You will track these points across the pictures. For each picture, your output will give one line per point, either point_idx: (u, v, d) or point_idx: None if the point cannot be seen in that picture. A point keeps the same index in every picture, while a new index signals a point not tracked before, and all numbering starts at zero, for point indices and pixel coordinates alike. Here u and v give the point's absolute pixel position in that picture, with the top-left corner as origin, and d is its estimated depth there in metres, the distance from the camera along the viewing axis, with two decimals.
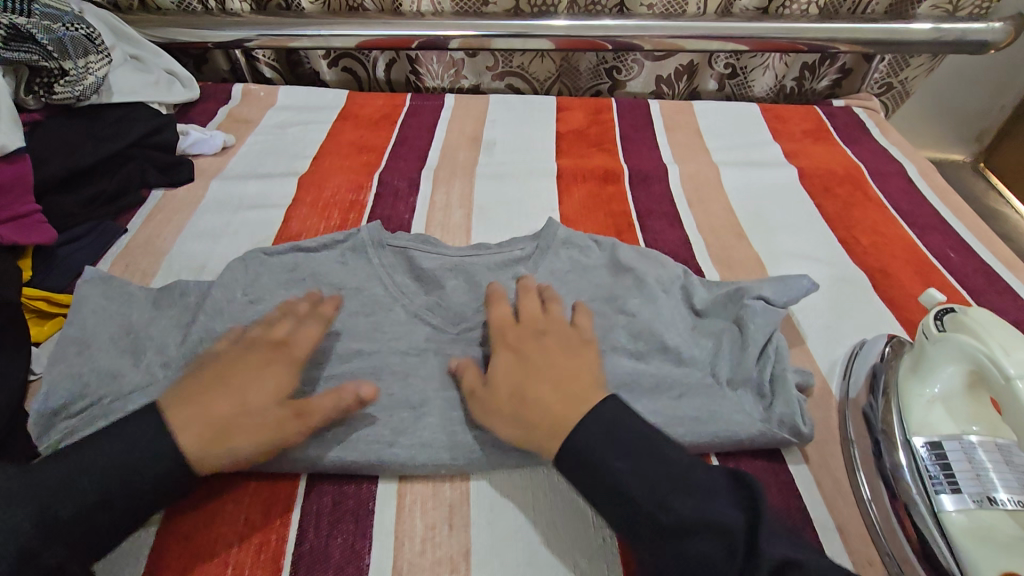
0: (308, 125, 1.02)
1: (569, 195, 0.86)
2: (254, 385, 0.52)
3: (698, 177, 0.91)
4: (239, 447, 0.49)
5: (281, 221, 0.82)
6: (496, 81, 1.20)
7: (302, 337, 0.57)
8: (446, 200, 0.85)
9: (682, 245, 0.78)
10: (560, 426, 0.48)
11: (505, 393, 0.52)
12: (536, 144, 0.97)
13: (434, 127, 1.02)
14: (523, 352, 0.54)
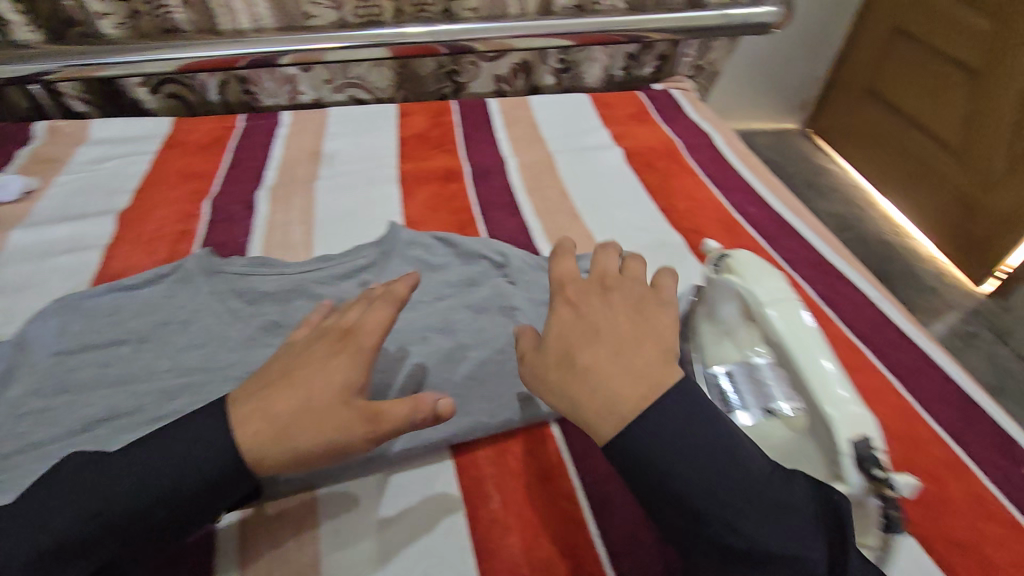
0: (128, 157, 0.95)
1: (412, 198, 0.90)
2: (318, 373, 0.48)
3: (532, 170, 0.98)
4: (301, 444, 0.45)
5: (101, 263, 0.77)
6: (338, 94, 1.19)
7: (371, 320, 0.51)
8: (285, 219, 0.84)
9: (520, 230, 0.86)
10: (614, 406, 0.43)
11: (554, 361, 0.47)
12: (377, 151, 0.99)
13: (268, 144, 0.99)
14: (589, 318, 0.49)
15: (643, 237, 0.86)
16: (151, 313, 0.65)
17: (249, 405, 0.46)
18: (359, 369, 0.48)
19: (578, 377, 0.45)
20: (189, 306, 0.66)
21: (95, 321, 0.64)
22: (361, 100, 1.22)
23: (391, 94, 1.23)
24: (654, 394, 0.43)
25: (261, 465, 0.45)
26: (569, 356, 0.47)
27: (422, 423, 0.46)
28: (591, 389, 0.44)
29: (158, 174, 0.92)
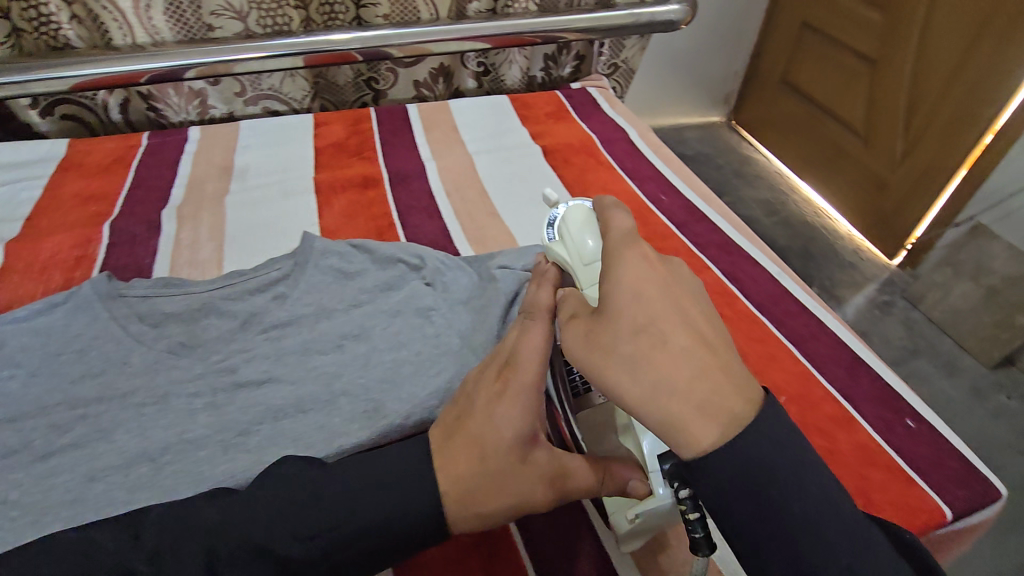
0: (263, 125, 0.98)
1: (527, 190, 0.89)
2: (485, 422, 0.46)
3: (642, 169, 0.96)
4: (493, 510, 0.45)
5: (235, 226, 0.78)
6: (443, 86, 1.22)
7: (528, 348, 0.48)
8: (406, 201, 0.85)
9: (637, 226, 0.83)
10: (717, 408, 0.36)
11: (631, 330, 0.38)
12: (494, 142, 1.00)
13: (407, 131, 1.01)
14: (671, 292, 0.40)
15: (767, 251, 0.80)
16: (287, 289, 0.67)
17: (450, 468, 0.45)
18: (533, 420, 0.46)
19: (675, 367, 0.36)
20: (320, 286, 0.68)
21: (233, 291, 0.67)
22: (458, 92, 1.27)
23: (479, 86, 1.27)
24: (750, 406, 0.36)
25: (457, 525, 0.44)
26: (657, 331, 0.38)
27: (608, 490, 0.49)
28: (680, 386, 0.36)
29: (302, 149, 0.94)
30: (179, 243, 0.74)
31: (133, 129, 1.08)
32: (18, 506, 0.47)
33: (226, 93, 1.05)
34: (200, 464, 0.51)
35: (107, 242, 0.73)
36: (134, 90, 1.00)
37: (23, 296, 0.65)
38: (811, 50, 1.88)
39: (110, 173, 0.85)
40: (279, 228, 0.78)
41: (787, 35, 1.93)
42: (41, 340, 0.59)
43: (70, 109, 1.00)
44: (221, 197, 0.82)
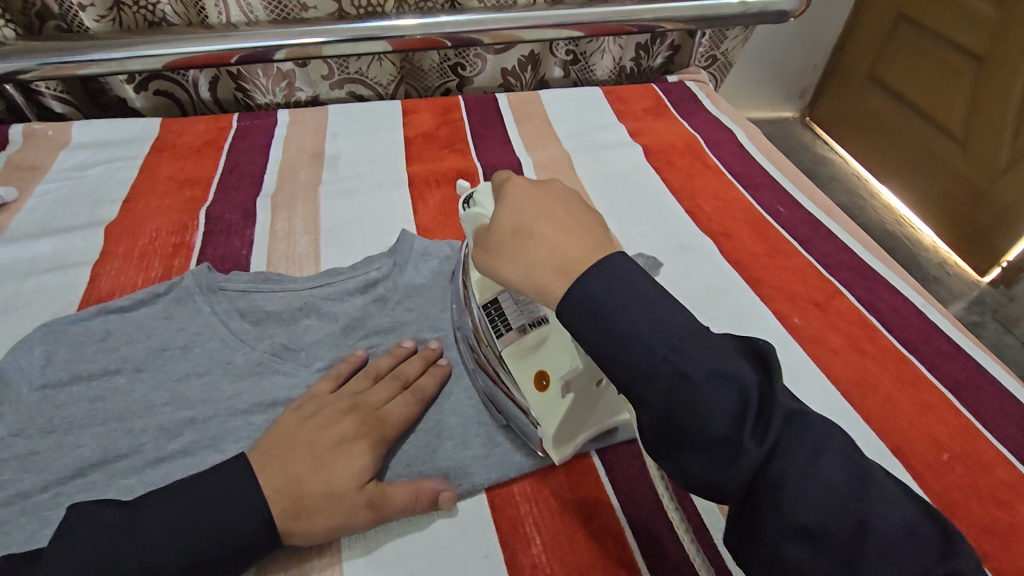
0: (350, 112, 0.94)
1: (630, 193, 0.83)
2: (337, 456, 0.46)
3: (755, 175, 0.87)
4: (316, 527, 0.43)
5: (326, 218, 0.74)
6: (530, 74, 1.16)
7: (398, 408, 0.51)
8: None
9: (755, 241, 0.75)
10: (568, 262, 0.38)
11: (508, 230, 0.43)
12: (589, 139, 0.94)
13: (498, 123, 0.95)
14: (540, 196, 0.44)
15: (906, 277, 0.73)
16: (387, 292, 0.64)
17: (271, 475, 0.44)
18: (376, 457, 0.47)
19: (530, 244, 0.41)
20: (421, 289, 0.64)
21: (332, 291, 0.63)
22: (544, 81, 1.20)
23: (567, 75, 1.21)
24: (599, 253, 0.38)
25: (294, 536, 0.43)
26: (524, 226, 0.42)
27: (421, 509, 0.46)
28: (534, 259, 0.40)
29: (392, 138, 0.90)
30: (274, 234, 0.71)
31: (220, 107, 1.07)
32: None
33: (313, 75, 1.02)
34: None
35: (203, 229, 0.71)
36: (224, 70, 0.98)
37: (123, 284, 0.64)
38: (908, 48, 1.62)
39: (203, 156, 0.83)
40: (374, 224, 0.74)
41: (878, 27, 1.67)
42: (146, 333, 0.57)
43: (163, 85, 0.98)
44: (315, 187, 0.79)
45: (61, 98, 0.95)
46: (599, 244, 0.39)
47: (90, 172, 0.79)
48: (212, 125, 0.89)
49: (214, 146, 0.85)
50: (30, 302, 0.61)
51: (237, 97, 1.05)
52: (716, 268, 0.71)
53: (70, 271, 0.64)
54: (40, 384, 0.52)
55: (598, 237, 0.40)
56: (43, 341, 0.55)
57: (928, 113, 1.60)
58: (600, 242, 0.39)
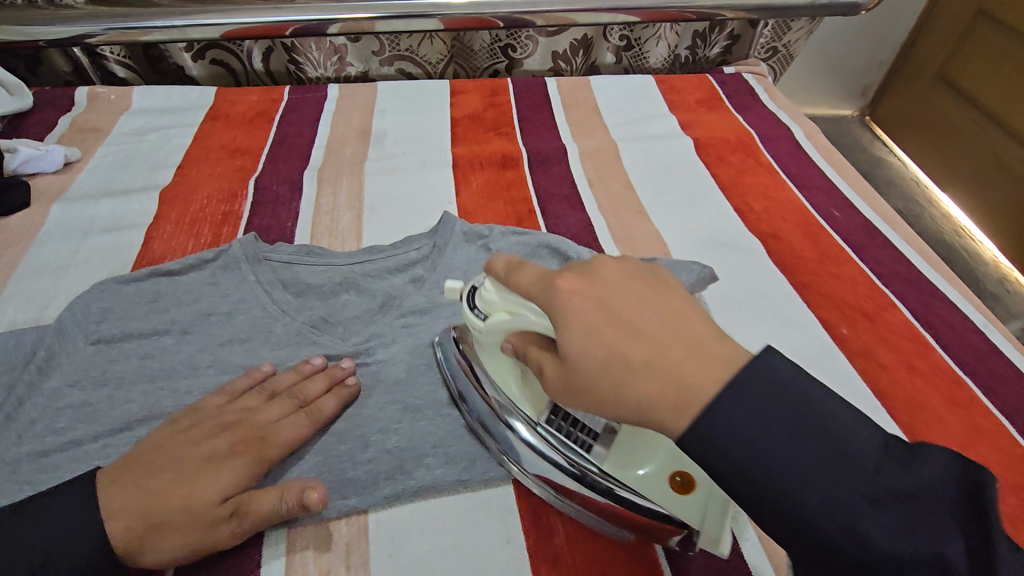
0: (400, 90, 0.94)
1: (678, 188, 0.80)
2: (197, 476, 0.44)
3: (810, 176, 0.83)
4: (169, 549, 0.42)
5: (369, 196, 0.75)
6: (581, 58, 1.14)
7: (286, 428, 0.49)
8: (545, 187, 0.79)
9: (805, 244, 0.72)
10: (689, 394, 0.33)
11: (589, 354, 0.36)
12: (638, 129, 0.91)
13: (545, 107, 0.94)
14: (608, 300, 0.37)
15: (968, 294, 0.69)
16: (426, 273, 0.64)
17: (117, 493, 0.42)
18: (254, 471, 0.46)
19: (631, 370, 0.34)
20: (459, 271, 0.64)
21: (372, 268, 0.64)
22: (594, 67, 1.17)
23: (618, 62, 1.17)
24: (722, 373, 0.33)
25: (146, 557, 0.41)
26: (614, 349, 0.35)
27: (289, 514, 0.44)
28: (643, 383, 0.34)
29: (439, 118, 0.89)
30: (319, 209, 0.72)
31: (273, 79, 1.08)
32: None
33: (364, 51, 1.03)
34: (342, 458, 0.49)
35: (252, 199, 0.72)
36: (278, 42, 0.99)
37: (174, 248, 0.66)
38: (983, 46, 1.52)
39: (255, 126, 0.85)
40: (416, 203, 0.74)
41: (953, 25, 1.58)
42: (194, 297, 0.59)
43: (219, 54, 1.00)
44: (361, 164, 0.80)
45: (124, 63, 0.98)
46: (719, 359, 0.34)
47: (148, 137, 0.81)
48: (264, 97, 0.90)
49: (265, 117, 0.87)
50: (88, 260, 0.63)
51: (289, 70, 1.06)
52: (761, 270, 0.69)
53: (125, 232, 0.67)
54: (94, 339, 0.54)
55: (717, 350, 0.34)
56: (99, 297, 0.57)
57: (998, 116, 1.50)
58: (715, 354, 0.34)
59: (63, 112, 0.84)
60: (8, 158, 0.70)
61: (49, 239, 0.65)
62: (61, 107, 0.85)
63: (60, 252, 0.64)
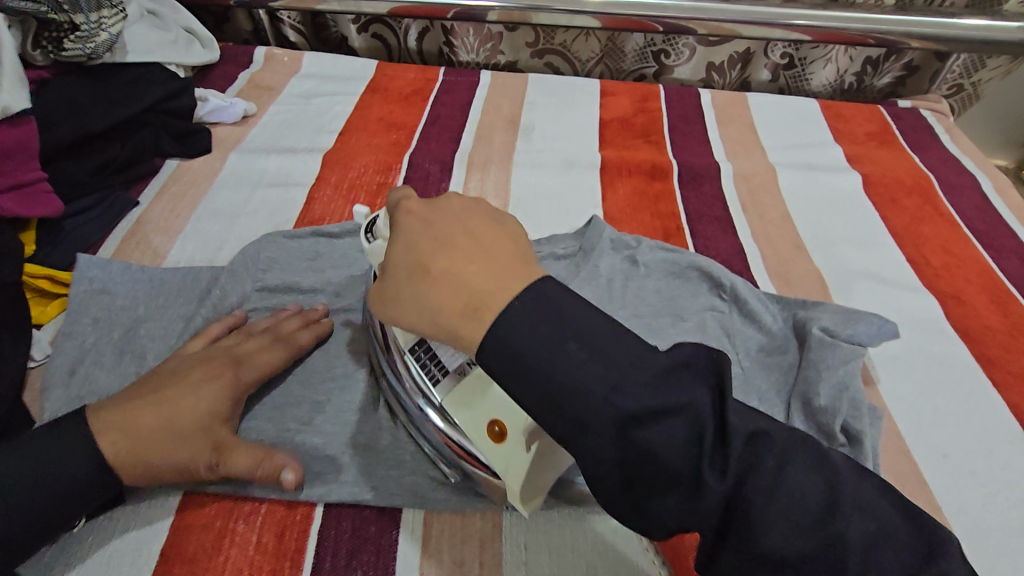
0: (551, 86, 0.93)
1: (840, 227, 0.73)
2: (184, 399, 0.44)
3: (999, 235, 0.74)
4: (153, 468, 0.42)
5: (514, 189, 0.74)
6: (736, 73, 1.08)
7: (261, 360, 0.48)
8: (694, 204, 0.75)
9: (988, 311, 0.64)
10: (478, 301, 0.32)
11: (404, 270, 0.35)
12: (795, 155, 0.85)
13: (698, 120, 0.89)
14: (432, 220, 0.36)
15: None
16: (570, 276, 0.62)
17: (109, 413, 0.43)
18: (233, 400, 0.46)
19: (438, 283, 0.33)
20: (604, 279, 0.62)
21: None
22: (748, 83, 1.10)
23: (775, 81, 1.09)
24: (510, 282, 0.32)
25: (127, 474, 0.42)
26: (425, 261, 0.34)
27: (263, 480, 0.43)
28: (442, 284, 0.33)
29: (588, 117, 0.88)
30: (467, 193, 0.73)
31: (424, 59, 1.10)
32: (320, 435, 0.48)
33: (518, 40, 1.03)
34: None
35: (405, 174, 0.74)
36: (438, 24, 1.01)
37: (332, 211, 0.68)
38: None
39: (410, 103, 0.87)
40: (562, 201, 0.73)
41: None
42: (349, 262, 0.60)
43: (381, 29, 1.04)
44: (509, 154, 0.79)
45: (296, 28, 1.04)
46: (517, 270, 0.33)
47: (314, 102, 0.85)
48: (419, 77, 0.92)
49: (421, 96, 0.88)
50: (257, 210, 0.67)
51: (440, 53, 1.08)
52: (938, 334, 0.62)
53: (288, 190, 0.70)
54: (259, 287, 0.57)
55: (518, 265, 0.33)
56: (267, 249, 0.60)
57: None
58: (524, 263, 0.34)
59: (243, 68, 0.90)
60: (198, 106, 0.76)
61: (225, 185, 0.70)
62: (241, 63, 0.90)
63: (234, 200, 0.68)
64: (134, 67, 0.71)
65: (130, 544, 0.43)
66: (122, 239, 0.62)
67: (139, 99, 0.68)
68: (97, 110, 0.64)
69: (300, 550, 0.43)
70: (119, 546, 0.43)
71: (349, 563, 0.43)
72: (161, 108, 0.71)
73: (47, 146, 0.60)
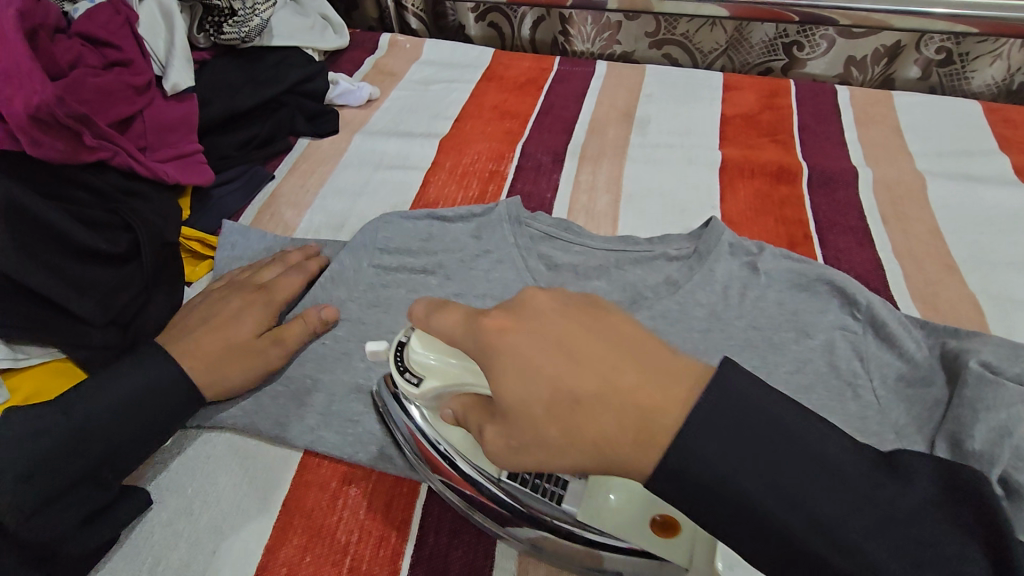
0: (670, 78, 0.89)
1: (1003, 249, 0.64)
2: (228, 322, 0.52)
3: None
4: (233, 381, 0.49)
5: (626, 184, 0.72)
6: (880, 69, 0.97)
7: (285, 281, 0.56)
8: (825, 211, 0.68)
9: None
10: (649, 427, 0.30)
11: (544, 399, 0.32)
12: (950, 163, 0.75)
13: (834, 119, 0.82)
14: (546, 336, 0.33)
15: None
16: (683, 279, 0.59)
17: (178, 347, 0.49)
18: (272, 314, 0.54)
19: (583, 408, 0.31)
20: (721, 285, 0.58)
21: (624, 258, 0.61)
22: (891, 81, 0.99)
23: (926, 79, 0.97)
24: (674, 389, 0.30)
25: (214, 393, 0.49)
26: (570, 393, 0.32)
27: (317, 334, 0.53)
28: (598, 405, 0.31)
29: (709, 112, 0.83)
30: (578, 185, 0.72)
31: (536, 49, 1.09)
32: None
33: (637, 29, 1.00)
34: None
35: (518, 162, 0.74)
36: (556, 11, 1.00)
37: (447, 196, 0.70)
38: None
39: (525, 92, 0.86)
40: (677, 200, 0.70)
41: None
42: (460, 246, 0.61)
43: (498, 17, 1.05)
44: (623, 148, 0.77)
45: (418, 16, 1.07)
46: (663, 369, 0.32)
47: (432, 88, 0.87)
48: (535, 67, 0.91)
49: (536, 85, 0.88)
50: (377, 191, 0.70)
51: (555, 42, 1.06)
52: None
53: (406, 173, 0.72)
54: (375, 264, 0.60)
55: (665, 364, 0.32)
56: (385, 228, 0.62)
57: None
58: (662, 356, 0.32)
59: (368, 54, 0.94)
60: (330, 89, 0.81)
61: (349, 165, 0.73)
62: (368, 48, 0.94)
63: (357, 179, 0.71)
64: (277, 50, 0.76)
65: (256, 494, 0.46)
66: (258, 210, 0.67)
67: (281, 80, 0.73)
68: (245, 91, 0.71)
69: (407, 522, 0.45)
70: (249, 492, 0.47)
71: (451, 542, 0.44)
72: (298, 90, 0.76)
73: (203, 120, 0.67)
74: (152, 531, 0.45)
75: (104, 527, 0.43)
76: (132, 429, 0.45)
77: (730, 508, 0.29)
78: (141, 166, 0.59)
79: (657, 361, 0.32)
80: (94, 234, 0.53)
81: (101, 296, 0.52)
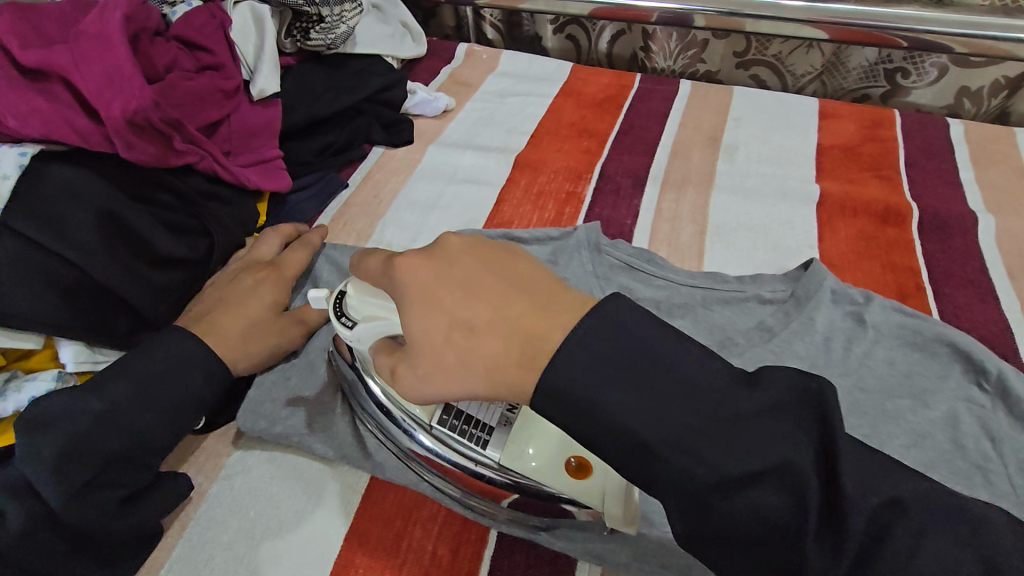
0: (761, 102, 0.84)
1: None
2: (241, 299, 0.51)
3: None
4: (257, 354, 0.49)
5: (713, 215, 0.67)
6: (997, 101, 0.88)
7: (292, 257, 0.57)
8: (939, 259, 0.62)
9: None
10: (537, 348, 0.32)
11: (443, 326, 0.34)
12: None
13: (946, 156, 0.74)
14: (450, 273, 0.36)
15: None
16: (780, 327, 0.54)
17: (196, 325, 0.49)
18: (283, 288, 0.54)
19: (479, 333, 0.33)
20: (823, 336, 0.53)
21: (713, 296, 0.57)
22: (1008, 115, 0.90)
23: None
24: (564, 315, 0.32)
25: (240, 368, 0.49)
26: (462, 318, 0.34)
27: None
28: (492, 329, 0.33)
29: (804, 141, 0.77)
30: (661, 213, 0.67)
31: (613, 65, 1.05)
32: None
33: (725, 48, 0.94)
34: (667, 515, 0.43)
35: (597, 184, 0.70)
36: (638, 26, 0.97)
37: (522, 216, 0.67)
38: None
39: (604, 110, 0.83)
40: (769, 236, 0.64)
41: None
42: None
43: (577, 31, 1.01)
44: (709, 175, 0.72)
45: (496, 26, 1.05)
46: (563, 304, 0.33)
47: (508, 101, 0.85)
48: (615, 83, 0.88)
49: (616, 103, 0.84)
50: (450, 206, 0.68)
51: (634, 58, 1.02)
52: None
53: (480, 189, 0.70)
54: None
55: (558, 299, 0.34)
56: None
57: None
58: (559, 291, 0.35)
59: (445, 63, 0.92)
60: (407, 98, 0.79)
61: (422, 177, 0.71)
62: (444, 58, 0.93)
63: (430, 192, 0.69)
64: (360, 58, 0.75)
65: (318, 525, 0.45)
66: (332, 219, 0.66)
67: (363, 88, 0.72)
68: (327, 97, 0.70)
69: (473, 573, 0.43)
70: (311, 521, 0.45)
71: None
72: (377, 98, 0.75)
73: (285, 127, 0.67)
74: (213, 553, 0.43)
75: (137, 515, 0.42)
76: (159, 425, 0.44)
77: (728, 517, 0.29)
78: (226, 171, 0.58)
79: (555, 296, 0.34)
80: (176, 242, 0.54)
81: (174, 303, 0.53)
